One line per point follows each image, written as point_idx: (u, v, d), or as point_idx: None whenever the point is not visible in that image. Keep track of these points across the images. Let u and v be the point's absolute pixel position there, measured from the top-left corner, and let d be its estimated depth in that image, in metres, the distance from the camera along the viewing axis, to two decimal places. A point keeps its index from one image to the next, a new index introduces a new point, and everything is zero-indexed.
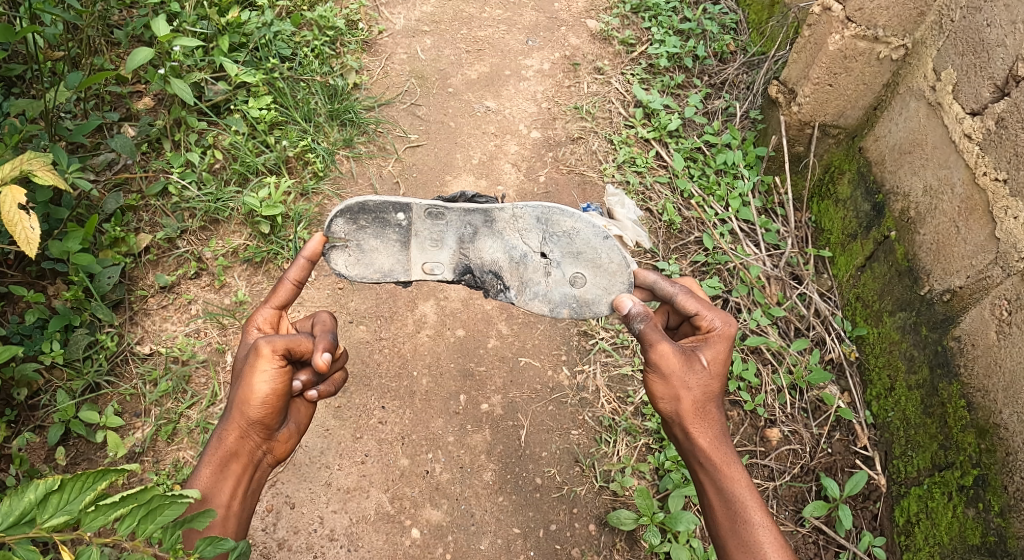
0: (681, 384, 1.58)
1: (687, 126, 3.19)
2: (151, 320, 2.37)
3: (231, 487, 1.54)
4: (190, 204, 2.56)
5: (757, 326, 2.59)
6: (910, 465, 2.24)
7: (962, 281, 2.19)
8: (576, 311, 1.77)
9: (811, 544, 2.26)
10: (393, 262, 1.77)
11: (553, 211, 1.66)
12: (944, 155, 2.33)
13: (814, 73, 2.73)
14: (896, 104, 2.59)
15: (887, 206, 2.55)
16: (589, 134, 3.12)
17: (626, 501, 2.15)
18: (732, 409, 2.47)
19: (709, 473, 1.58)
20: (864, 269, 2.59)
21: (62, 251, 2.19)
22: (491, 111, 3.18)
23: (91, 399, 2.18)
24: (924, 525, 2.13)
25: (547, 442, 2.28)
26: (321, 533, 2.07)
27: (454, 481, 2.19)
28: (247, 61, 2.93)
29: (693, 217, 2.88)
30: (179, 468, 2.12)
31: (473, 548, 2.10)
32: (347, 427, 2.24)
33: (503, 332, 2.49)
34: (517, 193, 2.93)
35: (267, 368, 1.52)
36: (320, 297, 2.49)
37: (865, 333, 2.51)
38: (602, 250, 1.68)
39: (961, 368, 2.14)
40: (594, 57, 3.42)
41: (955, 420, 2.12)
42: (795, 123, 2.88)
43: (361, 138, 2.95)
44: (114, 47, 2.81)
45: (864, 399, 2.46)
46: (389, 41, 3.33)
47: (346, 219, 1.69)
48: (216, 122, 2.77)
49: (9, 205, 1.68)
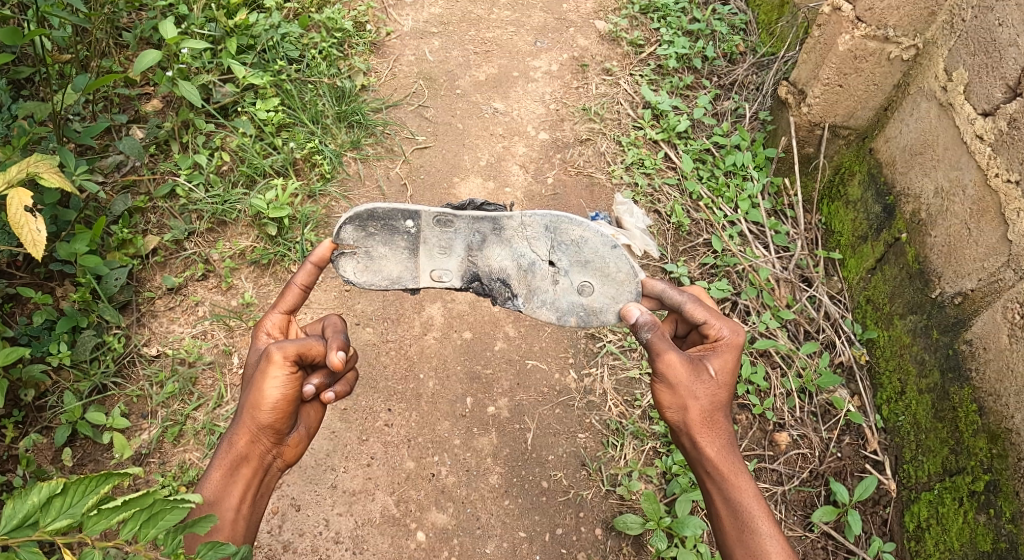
0: (688, 394, 1.56)
1: (696, 127, 3.16)
2: (158, 322, 2.38)
3: (240, 491, 1.54)
4: (198, 206, 2.57)
5: (766, 328, 2.57)
6: (920, 470, 2.22)
7: (974, 284, 2.17)
8: (583, 319, 1.76)
9: (820, 550, 2.23)
10: (403, 269, 1.76)
11: (562, 220, 1.65)
12: (956, 155, 2.30)
13: (825, 73, 2.70)
14: (907, 105, 2.56)
15: (897, 207, 2.52)
16: (597, 136, 3.11)
17: (633, 506, 2.14)
18: (740, 412, 2.45)
19: (717, 482, 1.56)
20: (875, 271, 2.56)
21: (69, 252, 2.19)
22: (498, 112, 3.17)
23: (98, 400, 2.19)
24: (934, 530, 2.11)
25: (554, 445, 2.27)
26: (326, 536, 2.07)
27: (460, 484, 2.18)
28: (255, 62, 2.92)
29: (701, 219, 2.86)
30: (185, 470, 2.12)
31: (478, 552, 2.09)
32: (353, 430, 2.24)
33: (510, 335, 2.48)
34: (525, 194, 2.92)
35: (278, 373, 1.52)
36: (327, 299, 2.49)
37: (876, 336, 2.49)
38: (610, 259, 1.67)
39: (973, 371, 2.11)
40: (602, 58, 3.41)
41: (967, 425, 2.09)
42: (805, 124, 2.85)
43: (369, 139, 2.95)
44: (123, 50, 2.84)
45: (875, 403, 2.44)
46: (397, 43, 3.33)
47: (355, 226, 1.68)
48: (224, 124, 2.78)
49: (16, 207, 1.69)
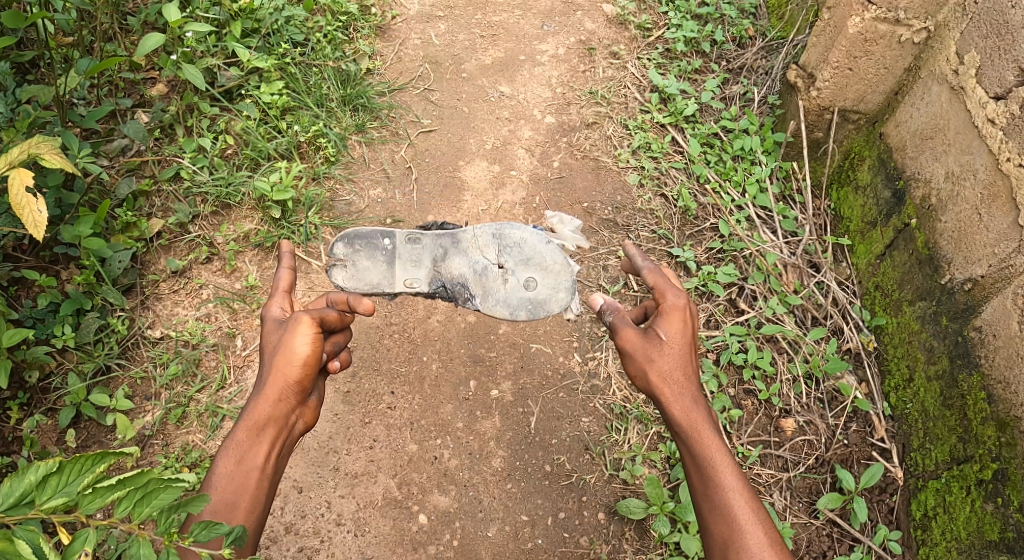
0: (646, 358, 1.59)
1: (704, 111, 3.13)
2: (162, 305, 2.38)
3: (268, 450, 1.50)
4: (202, 190, 2.56)
5: (773, 314, 2.54)
6: (927, 457, 2.20)
7: (983, 270, 2.15)
8: (533, 313, 2.04)
9: (825, 537, 2.21)
10: (381, 273, 2.05)
11: (505, 228, 2.06)
12: (967, 140, 2.26)
13: (834, 56, 2.67)
14: (918, 89, 2.53)
15: (907, 193, 2.48)
16: (604, 119, 3.08)
17: (637, 490, 2.14)
18: (747, 398, 2.43)
19: (683, 445, 1.54)
20: (884, 257, 2.53)
21: (73, 236, 2.18)
22: (505, 96, 3.14)
23: (102, 382, 2.20)
24: (941, 519, 2.09)
25: (556, 429, 2.26)
26: (328, 518, 2.07)
27: (463, 467, 2.18)
28: (260, 47, 2.91)
29: (708, 203, 2.83)
30: (188, 451, 2.13)
31: (480, 536, 2.08)
32: (355, 412, 2.24)
33: (515, 318, 2.48)
34: (530, 177, 2.89)
35: (306, 329, 1.57)
36: (330, 282, 2.50)
37: (884, 322, 2.46)
38: (546, 251, 2.05)
39: (982, 359, 2.09)
40: (610, 42, 3.37)
41: (976, 413, 2.07)
42: (814, 107, 2.81)
43: (373, 123, 2.94)
44: (128, 33, 2.82)
45: (882, 390, 2.41)
46: (402, 26, 3.31)
47: (344, 244, 2.04)
48: (228, 107, 2.77)
49: (17, 188, 1.70)
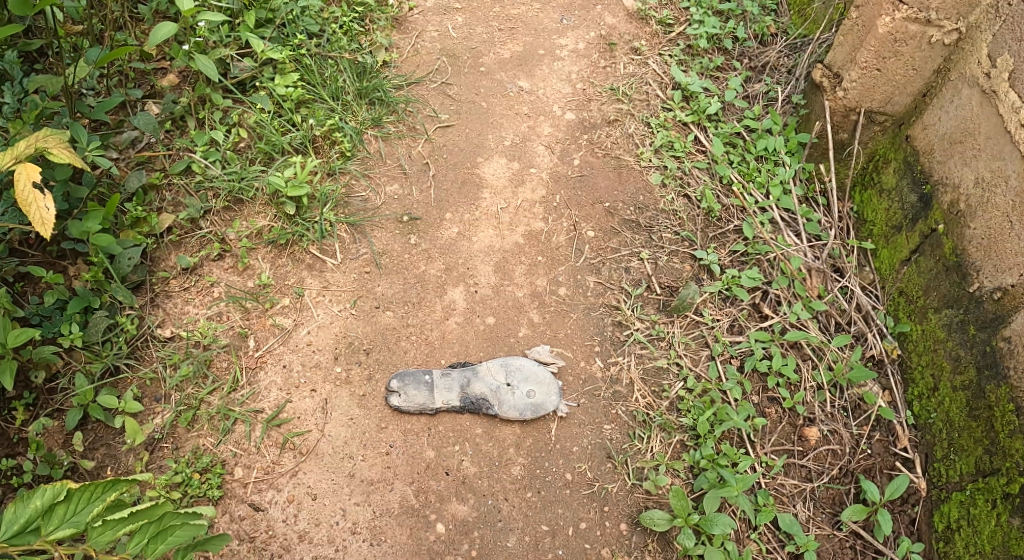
0: None
1: (726, 110, 3.05)
2: (172, 302, 2.31)
3: None
4: (214, 184, 2.50)
5: (797, 319, 2.46)
6: (952, 469, 2.13)
7: (1014, 279, 2.09)
8: (537, 410, 2.20)
9: (848, 549, 2.13)
10: (426, 394, 2.19)
11: None
12: (998, 145, 2.20)
13: (862, 56, 2.59)
14: (947, 91, 2.45)
15: (935, 197, 2.42)
16: (626, 117, 3.01)
17: (660, 501, 2.08)
18: (770, 406, 2.33)
19: None
20: (909, 262, 2.46)
21: (81, 231, 2.13)
22: (524, 91, 3.07)
23: (111, 382, 2.14)
24: (965, 532, 2.03)
25: (578, 437, 2.20)
26: (343, 526, 1.99)
27: (482, 475, 2.12)
28: (274, 37, 2.83)
29: (732, 205, 2.75)
30: (199, 456, 2.05)
31: (499, 545, 2.01)
32: (372, 417, 2.18)
33: (535, 321, 2.43)
34: (550, 175, 2.82)
35: None
36: (346, 281, 2.44)
37: (908, 330, 2.39)
38: None
39: (1010, 370, 2.04)
40: (631, 37, 3.30)
41: (1003, 425, 2.01)
42: (839, 109, 2.74)
43: (390, 117, 2.86)
44: (139, 23, 2.74)
45: (906, 399, 2.34)
46: (420, 18, 3.24)
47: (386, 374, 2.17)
48: (241, 99, 2.71)
49: (23, 182, 1.64)
